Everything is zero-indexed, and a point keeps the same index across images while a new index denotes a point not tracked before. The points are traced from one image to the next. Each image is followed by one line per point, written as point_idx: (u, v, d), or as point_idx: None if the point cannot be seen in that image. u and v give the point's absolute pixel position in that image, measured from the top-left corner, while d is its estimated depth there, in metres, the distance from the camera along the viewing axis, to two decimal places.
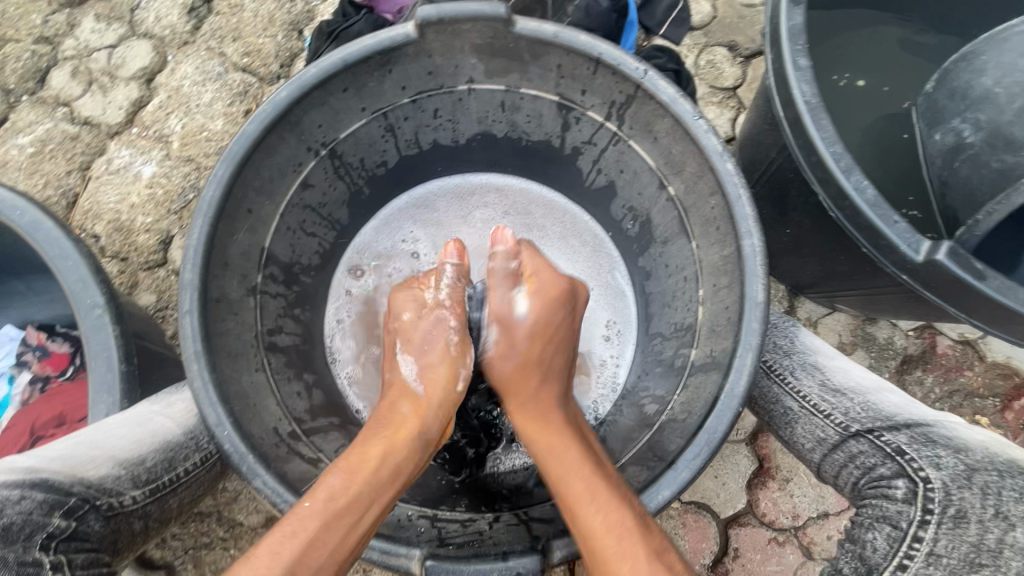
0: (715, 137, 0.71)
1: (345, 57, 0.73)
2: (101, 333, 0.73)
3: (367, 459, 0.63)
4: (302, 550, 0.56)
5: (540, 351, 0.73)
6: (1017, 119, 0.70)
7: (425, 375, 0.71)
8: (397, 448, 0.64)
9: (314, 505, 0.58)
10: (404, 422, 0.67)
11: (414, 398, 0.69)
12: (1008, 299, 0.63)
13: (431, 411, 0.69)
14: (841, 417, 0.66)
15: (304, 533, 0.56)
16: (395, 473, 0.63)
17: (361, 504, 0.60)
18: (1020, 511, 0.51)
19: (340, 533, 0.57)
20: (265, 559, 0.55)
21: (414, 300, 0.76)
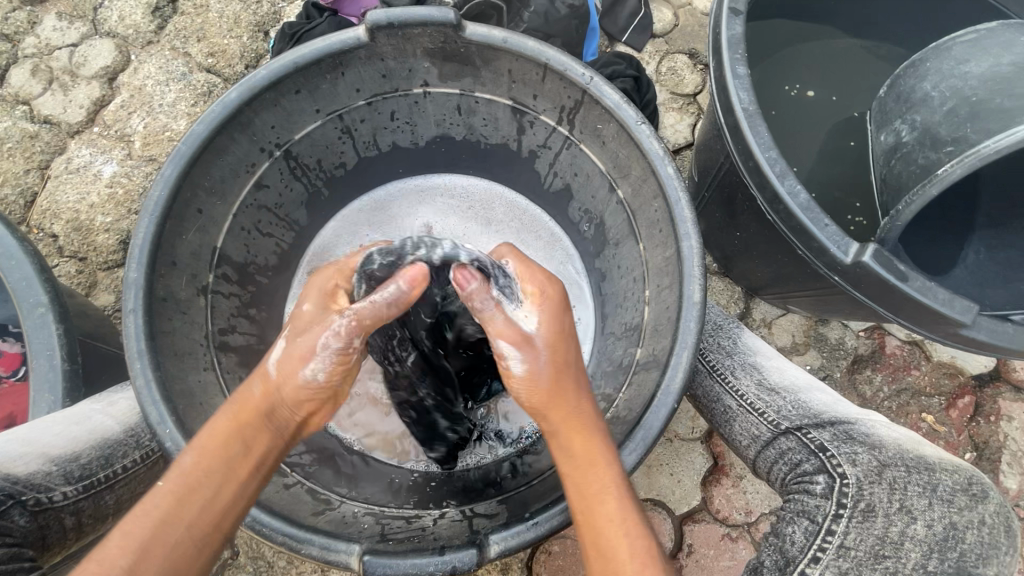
0: (657, 141, 0.73)
1: (295, 60, 0.74)
2: (44, 332, 0.73)
3: (215, 436, 0.57)
4: (154, 528, 0.53)
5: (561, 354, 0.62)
6: (945, 120, 0.73)
7: (283, 362, 0.59)
8: (246, 423, 0.58)
9: (165, 486, 0.55)
10: (249, 399, 0.59)
11: (263, 376, 0.60)
12: (927, 299, 0.66)
13: (286, 384, 0.59)
14: (773, 415, 0.69)
15: (147, 526, 0.53)
16: (252, 445, 0.58)
17: (215, 479, 0.56)
18: (923, 504, 0.54)
19: (183, 525, 0.54)
20: (115, 541, 0.52)
21: (318, 293, 0.63)
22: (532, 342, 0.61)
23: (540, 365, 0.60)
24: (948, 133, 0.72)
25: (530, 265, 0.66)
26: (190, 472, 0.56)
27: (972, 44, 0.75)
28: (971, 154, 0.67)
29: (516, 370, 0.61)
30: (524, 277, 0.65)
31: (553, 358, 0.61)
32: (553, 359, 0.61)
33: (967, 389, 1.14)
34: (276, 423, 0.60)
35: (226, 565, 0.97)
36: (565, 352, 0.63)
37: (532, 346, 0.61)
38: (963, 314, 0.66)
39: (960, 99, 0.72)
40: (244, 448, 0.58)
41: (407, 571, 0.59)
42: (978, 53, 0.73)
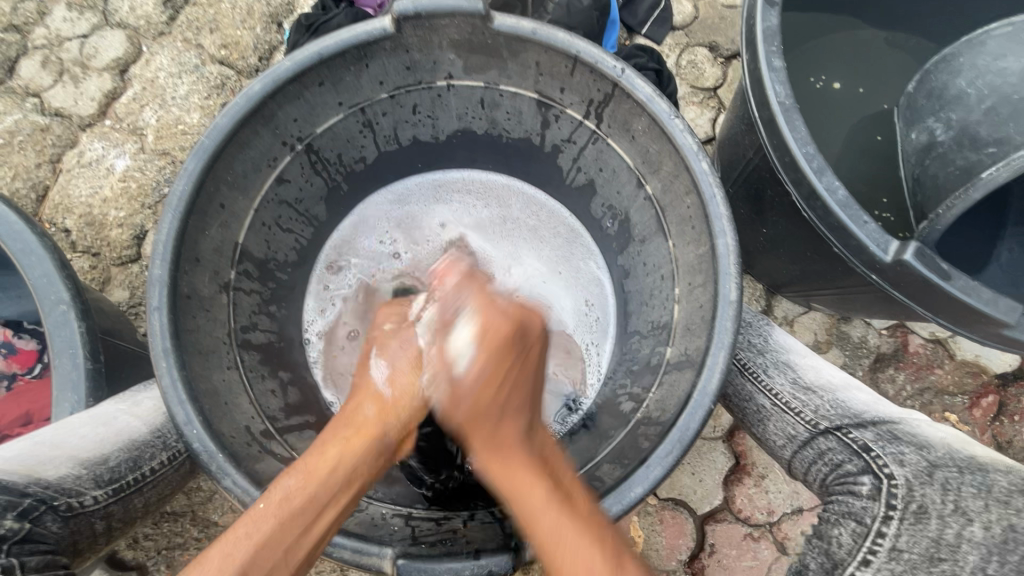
0: (690, 136, 0.71)
1: (321, 51, 0.72)
2: (66, 330, 0.72)
3: (325, 459, 0.59)
4: (253, 553, 0.53)
5: (493, 396, 0.62)
6: (984, 119, 0.70)
7: (394, 378, 0.68)
8: (358, 449, 0.61)
9: (267, 506, 0.55)
10: (366, 423, 0.64)
11: (378, 400, 0.66)
12: (971, 298, 0.64)
13: (404, 407, 0.66)
14: (810, 415, 0.67)
15: (256, 536, 0.54)
16: (354, 473, 0.60)
17: (317, 504, 0.56)
18: (977, 505, 0.52)
19: (295, 533, 0.55)
20: (217, 560, 0.52)
21: (396, 314, 0.75)
22: (457, 379, 0.63)
23: (456, 402, 0.63)
24: (989, 133, 0.69)
25: (479, 296, 0.66)
26: (298, 488, 0.57)
27: (1006, 38, 0.73)
28: (1015, 159, 0.65)
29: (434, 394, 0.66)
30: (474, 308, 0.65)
31: (479, 396, 0.62)
32: (477, 397, 0.62)
33: (990, 388, 1.13)
34: (383, 450, 0.63)
35: None
36: (494, 398, 0.62)
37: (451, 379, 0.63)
38: (1008, 313, 0.64)
39: (1000, 97, 0.70)
40: (347, 476, 0.59)
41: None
42: (1015, 48, 0.71)
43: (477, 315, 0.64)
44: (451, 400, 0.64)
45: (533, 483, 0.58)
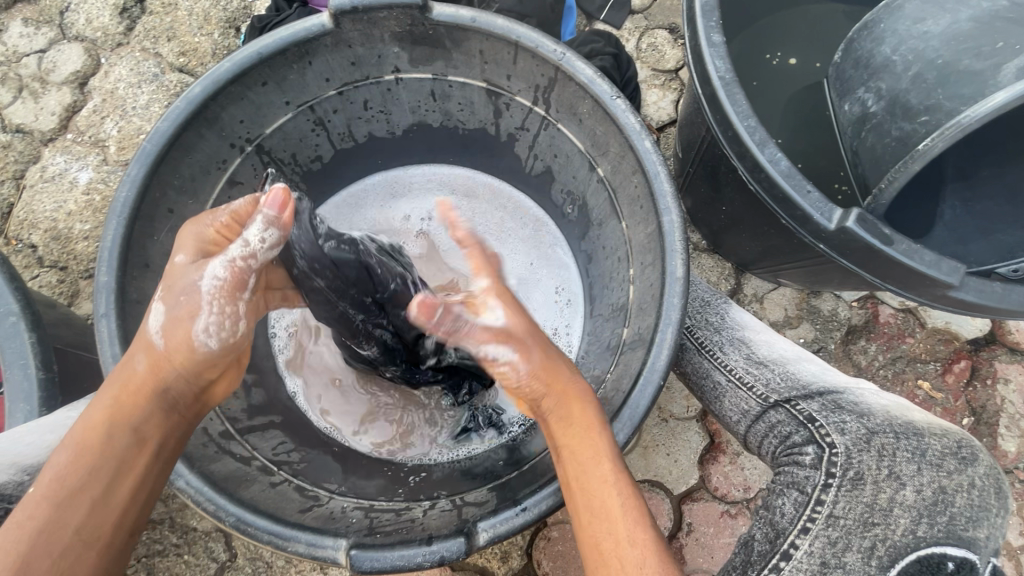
0: (633, 115, 0.71)
1: (259, 50, 0.73)
2: (17, 341, 0.72)
3: (100, 426, 0.57)
4: (37, 542, 0.51)
5: (541, 339, 0.65)
6: (912, 87, 0.71)
7: (169, 329, 0.60)
8: (136, 407, 0.58)
9: (39, 491, 0.53)
10: (134, 379, 0.59)
11: (150, 353, 0.60)
12: (915, 262, 0.64)
13: (178, 359, 0.60)
14: (762, 389, 0.68)
15: (31, 523, 0.52)
16: (141, 432, 0.58)
17: (103, 476, 0.55)
18: (912, 469, 0.53)
19: (81, 511, 0.53)
20: None
21: (194, 241, 0.62)
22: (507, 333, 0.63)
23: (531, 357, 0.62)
24: (920, 101, 0.70)
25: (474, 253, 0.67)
26: (70, 466, 0.54)
27: None
28: (951, 128, 0.65)
29: (511, 361, 0.61)
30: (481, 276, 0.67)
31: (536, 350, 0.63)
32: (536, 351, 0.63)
33: (962, 353, 1.13)
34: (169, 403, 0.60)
35: (226, 568, 0.97)
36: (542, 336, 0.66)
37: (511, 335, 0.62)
38: (952, 275, 0.64)
39: (925, 63, 0.70)
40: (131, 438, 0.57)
41: (395, 562, 0.58)
42: (933, 11, 0.71)
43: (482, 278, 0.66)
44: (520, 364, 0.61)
45: (591, 430, 0.60)
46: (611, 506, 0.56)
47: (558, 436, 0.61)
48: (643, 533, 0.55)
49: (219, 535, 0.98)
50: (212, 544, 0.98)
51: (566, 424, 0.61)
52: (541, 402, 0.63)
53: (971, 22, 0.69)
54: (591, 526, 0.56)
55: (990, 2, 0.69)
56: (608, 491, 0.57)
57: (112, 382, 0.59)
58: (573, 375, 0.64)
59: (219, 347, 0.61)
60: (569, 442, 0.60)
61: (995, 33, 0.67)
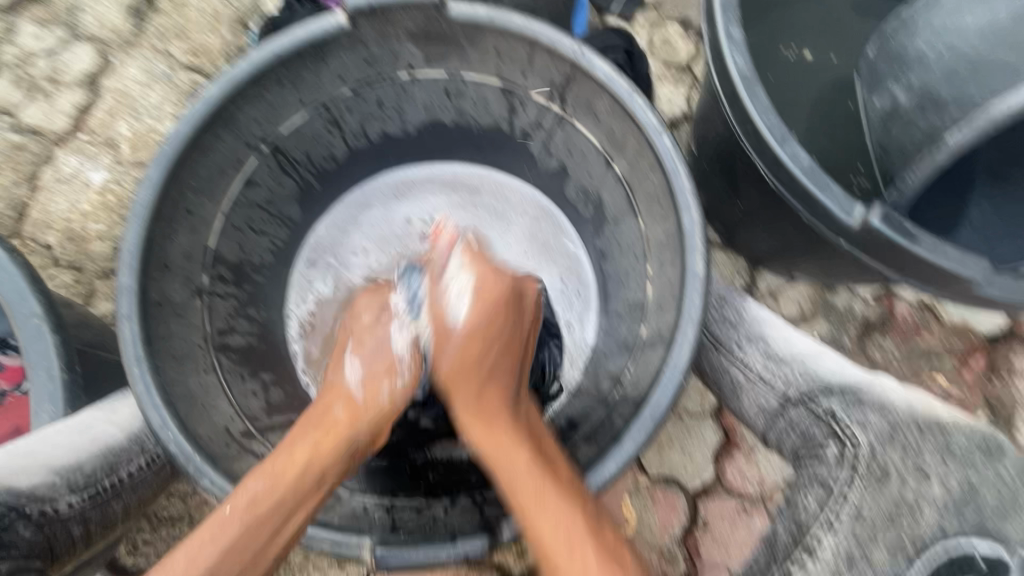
0: (652, 112, 0.71)
1: (275, 51, 0.72)
2: (41, 342, 0.73)
3: (294, 464, 0.61)
4: (214, 563, 0.55)
5: (471, 355, 0.69)
6: (942, 80, 0.70)
7: (368, 381, 0.69)
8: (330, 450, 0.63)
9: (234, 511, 0.57)
10: (334, 425, 0.65)
11: (349, 402, 0.67)
12: (938, 259, 0.64)
13: (373, 409, 0.68)
14: (781, 385, 0.68)
15: (237, 542, 0.56)
16: (325, 472, 0.62)
17: (286, 509, 0.59)
18: (934, 466, 0.59)
19: (257, 544, 0.57)
20: (181, 564, 0.55)
21: (377, 305, 0.76)
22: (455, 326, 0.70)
23: (446, 350, 0.70)
24: (948, 94, 0.69)
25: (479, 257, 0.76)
26: (267, 494, 0.58)
27: None
28: (978, 121, 0.66)
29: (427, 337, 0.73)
30: (470, 270, 0.74)
31: (466, 348, 0.69)
32: (462, 350, 0.69)
33: (979, 348, 1.12)
34: (359, 446, 0.66)
35: None
36: (483, 351, 0.69)
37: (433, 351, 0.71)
38: (975, 271, 0.64)
39: (956, 56, 0.69)
40: (317, 478, 0.61)
41: (423, 560, 0.59)
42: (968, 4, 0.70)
43: (470, 267, 0.74)
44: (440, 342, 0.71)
45: (503, 442, 0.63)
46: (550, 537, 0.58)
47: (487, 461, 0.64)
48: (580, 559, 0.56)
49: None
50: None
51: (492, 452, 0.63)
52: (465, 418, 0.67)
53: (1008, 15, 0.67)
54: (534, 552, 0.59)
55: None
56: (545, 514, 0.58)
57: (312, 424, 0.65)
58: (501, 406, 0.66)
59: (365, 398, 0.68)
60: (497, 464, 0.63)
61: None
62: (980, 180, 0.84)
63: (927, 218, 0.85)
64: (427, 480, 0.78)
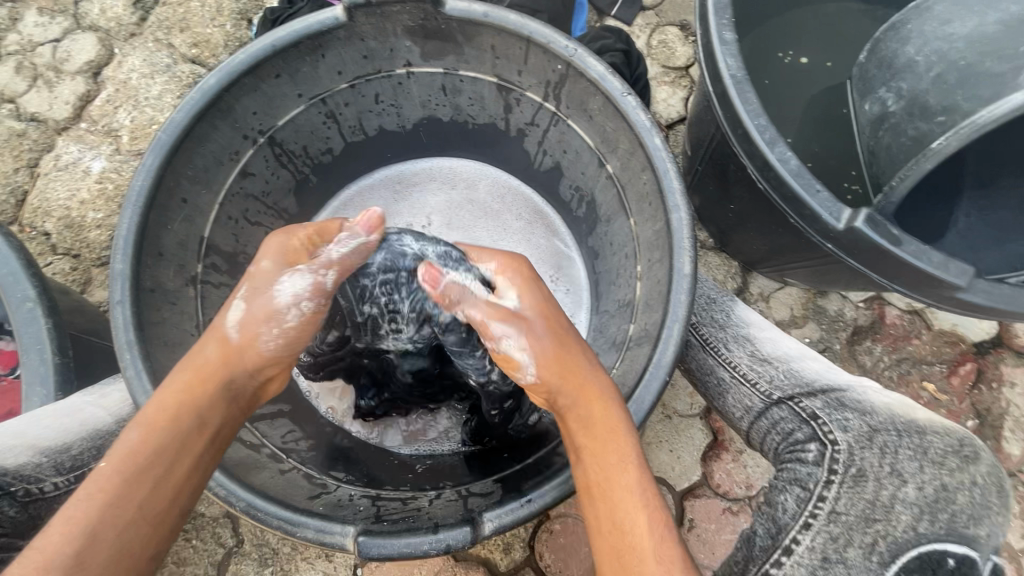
0: (644, 112, 0.72)
1: (274, 42, 0.73)
2: (33, 326, 0.74)
3: (167, 412, 0.55)
4: (98, 523, 0.49)
5: (561, 329, 0.63)
6: (932, 87, 0.70)
7: (247, 323, 0.60)
8: (200, 389, 0.57)
9: (110, 465, 0.51)
10: (205, 365, 0.58)
11: (222, 342, 0.59)
12: (922, 263, 0.65)
13: (250, 350, 0.60)
14: (766, 385, 0.69)
15: (107, 492, 0.50)
16: (206, 417, 0.56)
17: (167, 454, 0.53)
18: (913, 467, 0.55)
19: (142, 496, 0.51)
20: (59, 527, 0.48)
21: (276, 250, 0.62)
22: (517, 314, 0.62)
23: (538, 336, 0.61)
24: (937, 101, 0.70)
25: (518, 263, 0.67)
26: (142, 443, 0.53)
27: (952, 1, 0.72)
28: (964, 128, 0.66)
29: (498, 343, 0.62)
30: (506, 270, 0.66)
31: (551, 326, 0.63)
32: (549, 328, 0.62)
33: (968, 356, 1.13)
34: (235, 387, 0.59)
35: (233, 553, 0.98)
36: (573, 322, 0.66)
37: (520, 319, 0.62)
38: (959, 276, 0.64)
39: (947, 64, 0.70)
40: (193, 422, 0.55)
41: (402, 550, 0.59)
42: (960, 12, 0.71)
43: (505, 266, 0.67)
44: (531, 341, 0.61)
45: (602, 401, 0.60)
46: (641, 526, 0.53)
47: (577, 436, 0.59)
48: (670, 557, 0.51)
49: (226, 521, 0.99)
50: (220, 530, 0.99)
51: (587, 427, 0.59)
52: (558, 390, 0.61)
53: (998, 24, 0.67)
54: (606, 531, 0.54)
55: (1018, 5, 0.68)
56: (636, 505, 0.54)
57: (186, 370, 0.58)
58: (594, 369, 0.62)
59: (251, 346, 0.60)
60: (591, 444, 0.58)
61: (1019, 36, 0.65)
62: (968, 189, 0.85)
63: (916, 225, 0.85)
64: (412, 472, 0.80)
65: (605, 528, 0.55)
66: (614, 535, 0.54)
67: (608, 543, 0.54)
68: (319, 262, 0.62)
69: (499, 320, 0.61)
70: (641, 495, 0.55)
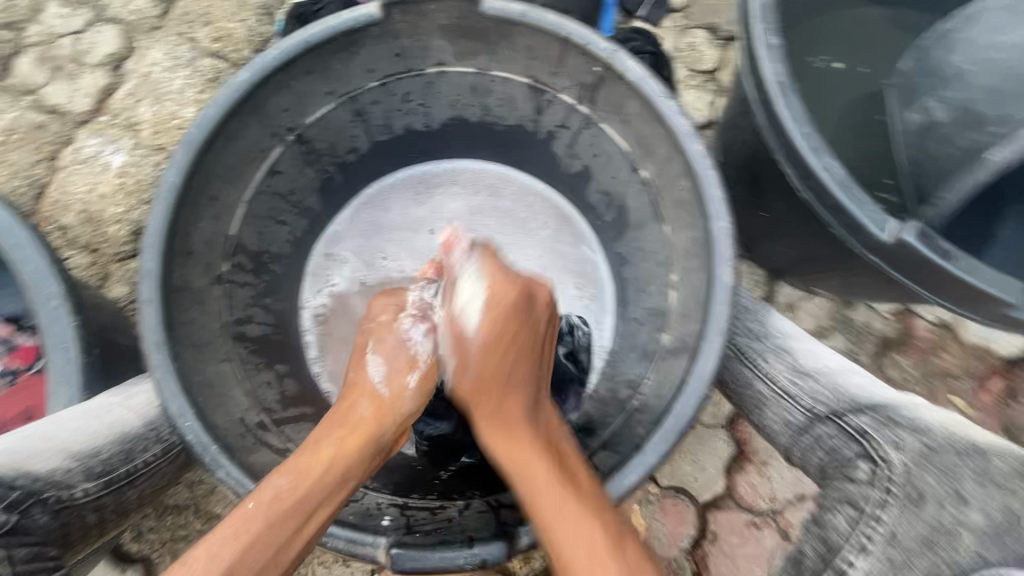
0: (684, 117, 0.70)
1: (307, 38, 0.71)
2: (59, 325, 0.73)
3: (319, 461, 0.60)
4: (240, 556, 0.52)
5: (489, 364, 0.68)
6: (985, 97, 0.68)
7: (391, 378, 0.70)
8: (354, 446, 0.62)
9: (258, 506, 0.55)
10: (362, 423, 0.65)
11: (374, 400, 0.68)
12: (973, 277, 0.63)
13: (400, 407, 0.69)
14: (808, 400, 0.67)
15: (245, 535, 0.54)
16: (350, 469, 0.61)
17: (311, 504, 0.57)
18: (977, 490, 0.53)
19: (282, 539, 0.55)
20: (202, 561, 0.52)
21: (393, 305, 0.76)
22: (466, 338, 0.69)
23: (467, 368, 0.69)
24: (992, 112, 0.68)
25: (494, 268, 0.71)
26: (290, 490, 0.57)
27: (1005, 10, 0.70)
28: (1019, 140, 0.66)
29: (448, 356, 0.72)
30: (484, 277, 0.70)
31: (483, 357, 0.68)
32: (481, 360, 0.68)
33: (998, 371, 1.10)
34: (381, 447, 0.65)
35: None
36: (500, 363, 0.68)
37: (464, 346, 0.69)
38: (1011, 292, 0.63)
39: (1001, 73, 0.68)
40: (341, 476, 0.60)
41: (438, 563, 0.59)
42: (1015, 21, 0.69)
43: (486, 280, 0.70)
44: (458, 369, 0.70)
45: (527, 457, 0.62)
46: None
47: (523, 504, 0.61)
48: None
49: None
50: None
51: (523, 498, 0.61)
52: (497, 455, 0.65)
53: None
54: None
55: None
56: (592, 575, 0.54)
57: (332, 421, 0.65)
58: (526, 436, 0.64)
59: (388, 392, 0.69)
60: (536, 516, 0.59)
61: None
62: (1012, 202, 0.83)
63: (957, 239, 0.84)
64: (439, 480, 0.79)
65: None
66: None
67: None
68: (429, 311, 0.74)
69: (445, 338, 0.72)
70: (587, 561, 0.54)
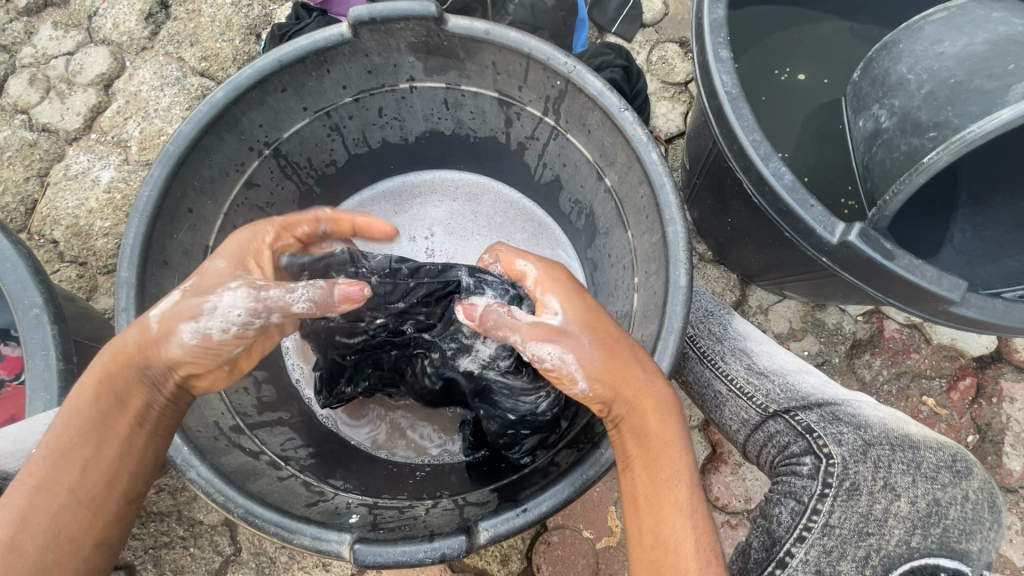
0: (641, 127, 0.73)
1: (279, 58, 0.75)
2: (39, 332, 0.75)
3: (83, 397, 0.57)
4: (30, 499, 0.54)
5: (605, 334, 0.61)
6: (924, 104, 0.72)
7: (169, 316, 0.58)
8: (117, 373, 0.58)
9: (41, 452, 0.55)
10: (121, 352, 0.58)
11: (140, 330, 0.58)
12: (915, 277, 0.66)
13: (167, 346, 0.58)
14: (762, 399, 0.70)
15: (37, 478, 0.54)
16: (126, 398, 0.58)
17: (89, 441, 0.56)
18: (906, 481, 0.56)
19: (74, 473, 0.55)
20: (3, 512, 0.54)
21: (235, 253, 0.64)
22: (563, 329, 0.60)
23: (587, 350, 0.59)
24: (930, 117, 0.71)
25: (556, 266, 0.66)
26: (65, 427, 0.56)
27: (942, 22, 0.74)
28: (956, 142, 0.64)
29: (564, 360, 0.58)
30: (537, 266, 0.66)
31: (597, 339, 0.60)
32: (598, 342, 0.60)
33: (968, 371, 1.13)
34: (151, 373, 0.58)
35: (230, 562, 0.98)
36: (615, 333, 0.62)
37: (568, 334, 0.60)
38: (952, 290, 0.65)
39: (938, 82, 0.71)
40: (116, 405, 0.57)
41: (397, 558, 0.60)
42: (951, 33, 0.72)
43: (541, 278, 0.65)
44: (586, 359, 0.58)
45: (660, 407, 0.59)
46: (682, 536, 0.55)
47: (630, 448, 0.60)
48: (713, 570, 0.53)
49: (224, 529, 0.99)
50: (218, 538, 0.99)
51: (642, 440, 0.59)
52: (617, 412, 0.60)
53: (988, 44, 0.69)
54: (648, 541, 0.56)
55: (1008, 26, 0.69)
56: (681, 521, 0.55)
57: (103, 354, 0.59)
58: (653, 383, 0.60)
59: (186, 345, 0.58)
60: (641, 456, 0.59)
61: (1008, 55, 0.67)
62: (962, 206, 0.87)
63: (911, 242, 0.87)
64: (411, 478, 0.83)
65: (645, 542, 0.56)
66: (657, 552, 0.55)
67: (649, 556, 0.55)
68: (270, 295, 0.59)
69: (547, 341, 0.59)
70: (689, 512, 0.56)
